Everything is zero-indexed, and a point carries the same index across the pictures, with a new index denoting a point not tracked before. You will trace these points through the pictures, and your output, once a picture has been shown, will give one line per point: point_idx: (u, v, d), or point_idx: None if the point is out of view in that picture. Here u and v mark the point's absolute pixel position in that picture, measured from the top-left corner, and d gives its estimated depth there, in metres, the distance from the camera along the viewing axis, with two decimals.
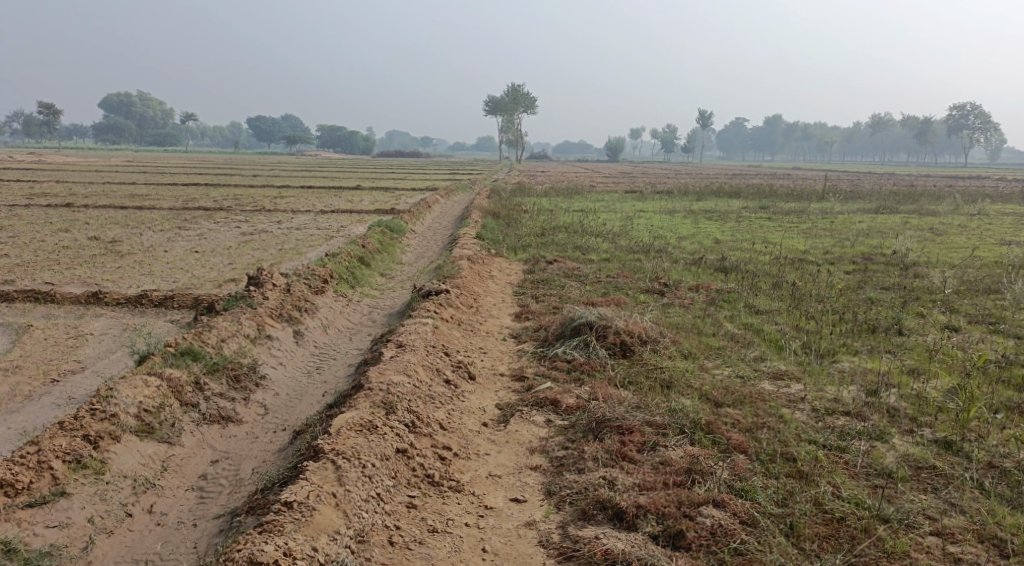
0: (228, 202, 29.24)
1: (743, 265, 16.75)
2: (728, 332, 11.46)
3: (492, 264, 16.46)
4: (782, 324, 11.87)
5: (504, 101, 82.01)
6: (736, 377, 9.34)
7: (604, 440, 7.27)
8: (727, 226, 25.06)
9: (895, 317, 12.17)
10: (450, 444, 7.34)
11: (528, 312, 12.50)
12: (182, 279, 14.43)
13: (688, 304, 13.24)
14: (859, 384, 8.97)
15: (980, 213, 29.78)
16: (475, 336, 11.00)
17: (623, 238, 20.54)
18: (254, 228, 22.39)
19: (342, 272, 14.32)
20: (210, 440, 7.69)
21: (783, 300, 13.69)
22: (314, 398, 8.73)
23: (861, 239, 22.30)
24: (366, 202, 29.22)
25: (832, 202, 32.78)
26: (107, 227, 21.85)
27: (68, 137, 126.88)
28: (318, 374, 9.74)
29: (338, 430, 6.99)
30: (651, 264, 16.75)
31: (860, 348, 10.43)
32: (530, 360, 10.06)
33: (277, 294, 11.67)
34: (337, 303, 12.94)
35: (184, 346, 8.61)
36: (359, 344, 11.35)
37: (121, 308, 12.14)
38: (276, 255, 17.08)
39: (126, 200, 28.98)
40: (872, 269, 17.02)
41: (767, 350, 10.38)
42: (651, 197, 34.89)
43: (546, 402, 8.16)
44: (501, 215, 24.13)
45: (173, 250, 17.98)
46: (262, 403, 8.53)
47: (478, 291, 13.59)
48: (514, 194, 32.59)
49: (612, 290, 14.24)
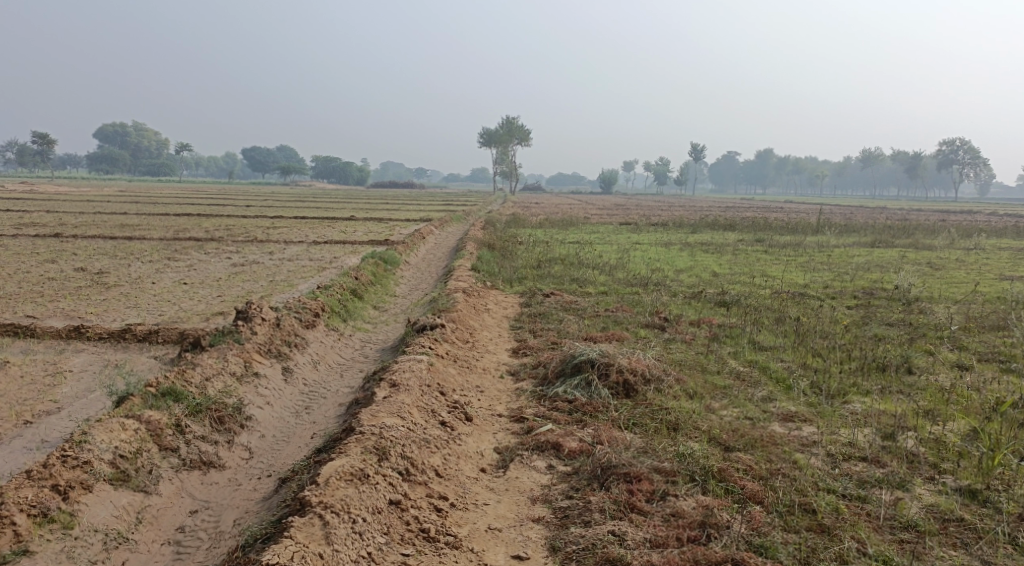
0: (220, 232, 28.87)
1: (744, 299, 16.41)
2: (733, 369, 11.07)
3: (488, 297, 16.08)
4: (788, 361, 11.49)
5: (498, 133, 82.27)
6: (744, 419, 8.92)
7: (610, 489, 6.85)
8: (725, 259, 24.78)
9: (904, 355, 11.80)
10: (446, 494, 6.90)
11: (526, 347, 12.09)
12: (169, 312, 14.00)
13: (690, 340, 12.87)
14: (874, 427, 8.57)
15: (977, 247, 29.60)
16: (471, 373, 10.57)
17: (620, 271, 20.22)
18: (245, 259, 22.00)
19: (334, 306, 13.92)
20: (190, 488, 7.23)
21: (787, 335, 13.33)
22: (302, 441, 8.28)
23: (860, 273, 22.02)
24: (360, 233, 28.89)
25: (828, 235, 32.59)
26: (95, 258, 21.44)
27: (61, 167, 126.74)
28: (306, 415, 9.28)
29: (327, 479, 6.55)
30: (650, 298, 16.40)
31: (871, 388, 10.05)
32: (529, 399, 9.62)
33: (265, 329, 11.24)
34: (328, 338, 12.52)
35: (165, 386, 8.17)
36: (351, 381, 10.91)
37: (104, 343, 11.70)
38: (266, 287, 16.68)
39: (116, 230, 28.61)
40: (875, 304, 16.69)
41: (774, 390, 9.98)
42: (647, 229, 34.66)
43: (547, 446, 7.73)
44: (496, 246, 23.81)
45: (161, 281, 17.57)
46: (247, 446, 8.07)
47: (473, 325, 13.19)
48: (509, 225, 32.33)
49: (611, 324, 13.86)
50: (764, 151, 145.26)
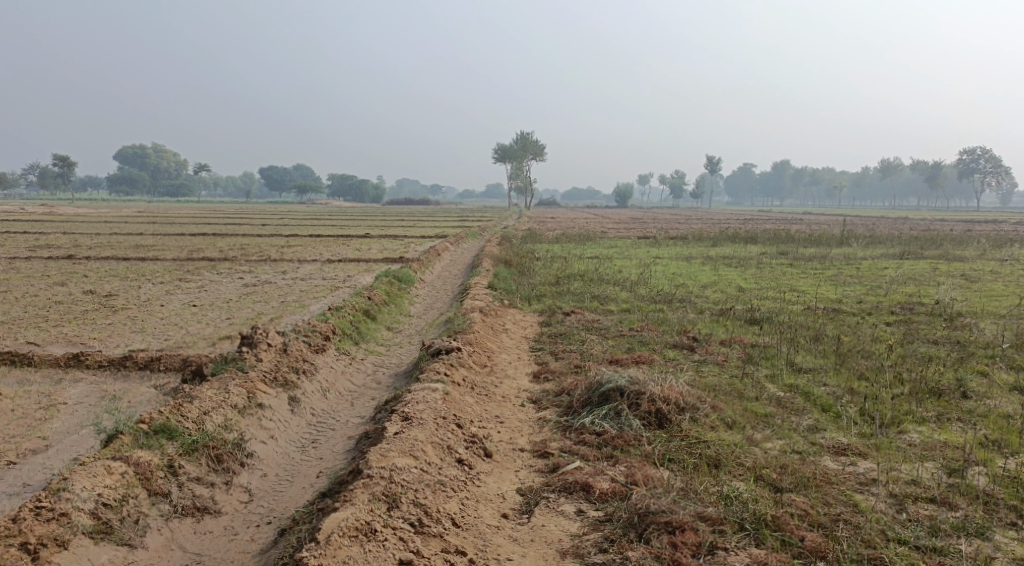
0: (233, 252, 28.34)
1: (776, 316, 15.61)
2: (772, 395, 10.33)
3: (506, 316, 15.37)
4: (833, 387, 10.81)
5: (513, 148, 81.78)
6: (792, 454, 8.29)
7: (650, 542, 6.22)
8: (750, 274, 23.95)
9: (957, 379, 11.14)
10: (464, 547, 6.17)
11: (548, 371, 11.34)
12: (174, 337, 13.33)
13: (722, 361, 12.09)
14: (937, 462, 8.07)
15: (1010, 258, 28.59)
16: (490, 402, 9.82)
17: (643, 287, 19.45)
18: (257, 279, 21.43)
19: (346, 328, 13.24)
20: (180, 538, 6.55)
21: (827, 357, 12.55)
22: (307, 481, 7.56)
23: (895, 287, 21.20)
24: (375, 251, 28.33)
25: (854, 247, 31.72)
26: (104, 280, 20.90)
27: (80, 189, 127.39)
28: (313, 450, 8.57)
29: (329, 537, 5.89)
30: (676, 316, 15.63)
31: (927, 416, 9.60)
32: (553, 431, 8.87)
33: (271, 356, 10.56)
34: (339, 363, 11.83)
35: (158, 423, 7.46)
36: (362, 411, 10.20)
37: (104, 372, 11.04)
38: (276, 308, 16.01)
39: (128, 251, 28.10)
40: (915, 320, 15.93)
41: (821, 419, 9.41)
42: (667, 243, 33.89)
43: (576, 487, 7.00)
44: (514, 262, 23.11)
45: (169, 304, 16.95)
46: (246, 487, 7.37)
47: (491, 347, 12.46)
48: (525, 240, 31.67)
49: (637, 345, 13.07)
50: (779, 163, 143.83)
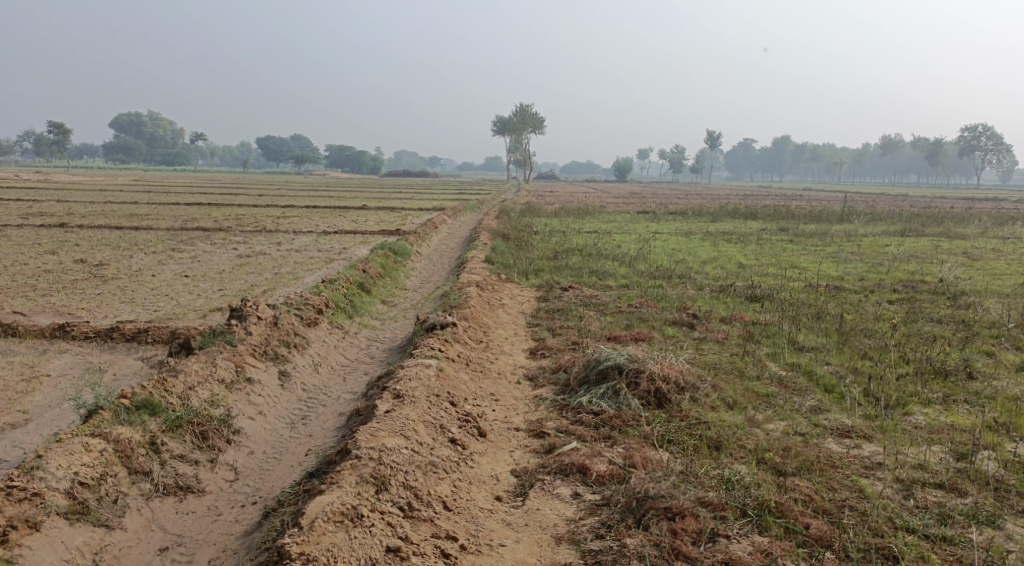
0: (228, 222, 27.99)
1: (777, 293, 15.35)
2: (774, 374, 10.11)
3: (503, 290, 15.10)
4: (835, 366, 10.59)
5: (512, 120, 81.04)
6: (795, 436, 8.07)
7: (649, 529, 6.00)
8: (750, 250, 23.67)
9: (963, 359, 10.91)
10: (455, 532, 5.96)
11: (544, 347, 11.09)
12: (163, 308, 13.04)
13: (723, 339, 11.83)
14: (944, 447, 7.87)
15: (1012, 236, 28.36)
16: (485, 379, 9.57)
17: (642, 262, 19.16)
18: (251, 250, 21.10)
19: (339, 301, 12.97)
20: (161, 519, 6.34)
21: (829, 335, 12.32)
22: (295, 459, 7.33)
23: (897, 264, 20.95)
24: (371, 222, 27.99)
25: (855, 224, 31.42)
26: (96, 249, 20.55)
27: (76, 157, 126.46)
28: (302, 426, 8.32)
29: (314, 523, 5.68)
30: (675, 292, 15.36)
31: (932, 397, 9.38)
32: (549, 410, 8.62)
33: (261, 329, 10.27)
34: (331, 336, 11.56)
35: (141, 398, 7.20)
36: (354, 386, 9.96)
37: (89, 344, 10.75)
38: (270, 280, 15.72)
39: (122, 220, 27.76)
40: (918, 299, 15.70)
41: (824, 399, 9.19)
42: (666, 218, 33.56)
43: (572, 469, 6.78)
44: (511, 236, 22.82)
45: (161, 274, 16.63)
46: (232, 465, 7.14)
47: (487, 323, 12.20)
48: (523, 214, 31.34)
49: (636, 322, 12.83)
50: (780, 138, 143.01)
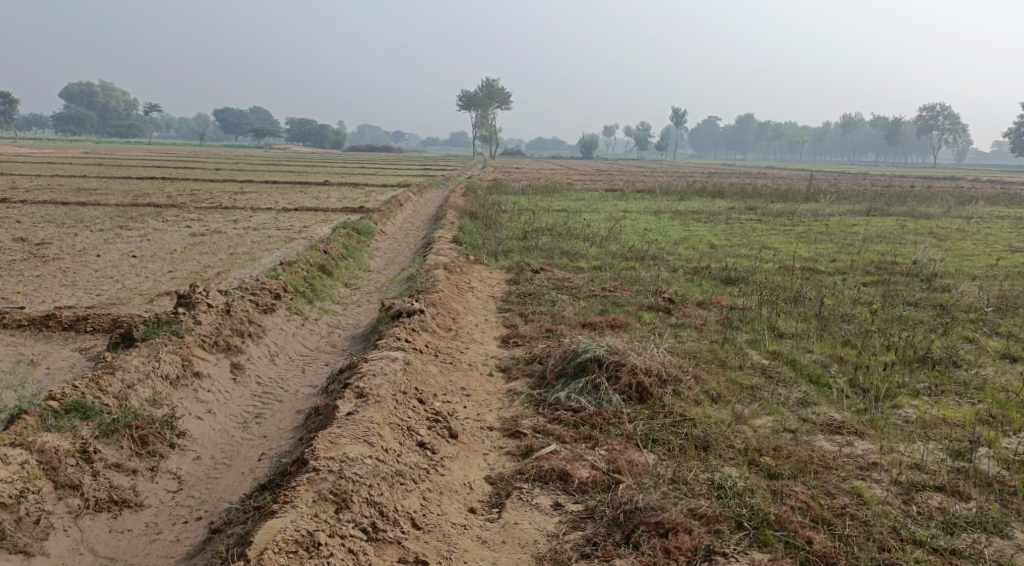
0: (183, 198, 26.88)
1: (752, 276, 14.91)
2: (757, 364, 9.63)
3: (471, 272, 14.46)
4: (819, 354, 10.13)
5: (476, 95, 79.96)
6: (784, 433, 7.55)
7: (639, 547, 5.63)
8: (720, 229, 23.26)
9: (947, 346, 10.50)
10: (425, 555, 5.47)
11: (517, 335, 10.49)
12: (107, 292, 12.15)
13: (701, 325, 11.32)
14: (940, 443, 7.41)
15: (976, 217, 28.30)
16: (455, 372, 8.95)
17: (612, 242, 18.61)
18: (206, 228, 20.16)
19: (298, 285, 12.23)
20: (92, 540, 5.78)
21: (809, 321, 11.89)
22: (246, 466, 6.73)
23: (868, 245, 20.66)
24: (334, 199, 27.11)
25: (821, 203, 31.20)
26: (40, 227, 19.47)
27: (26, 128, 122.32)
28: (256, 426, 7.66)
29: (262, 554, 5.14)
30: (648, 274, 14.81)
31: (921, 388, 8.95)
32: (524, 406, 8.04)
33: (212, 317, 9.52)
34: (289, 323, 10.84)
35: (70, 400, 6.60)
36: (313, 378, 9.28)
37: (23, 333, 9.90)
38: (225, 261, 14.88)
39: (70, 195, 26.49)
40: (893, 281, 15.35)
41: (810, 392, 8.71)
42: (633, 196, 33.09)
43: (552, 476, 6.30)
44: (478, 214, 22.13)
45: (106, 254, 15.65)
46: (175, 472, 6.55)
47: (455, 309, 11.55)
48: (490, 192, 30.65)
49: (611, 306, 12.28)
50: (744, 117, 143.89)
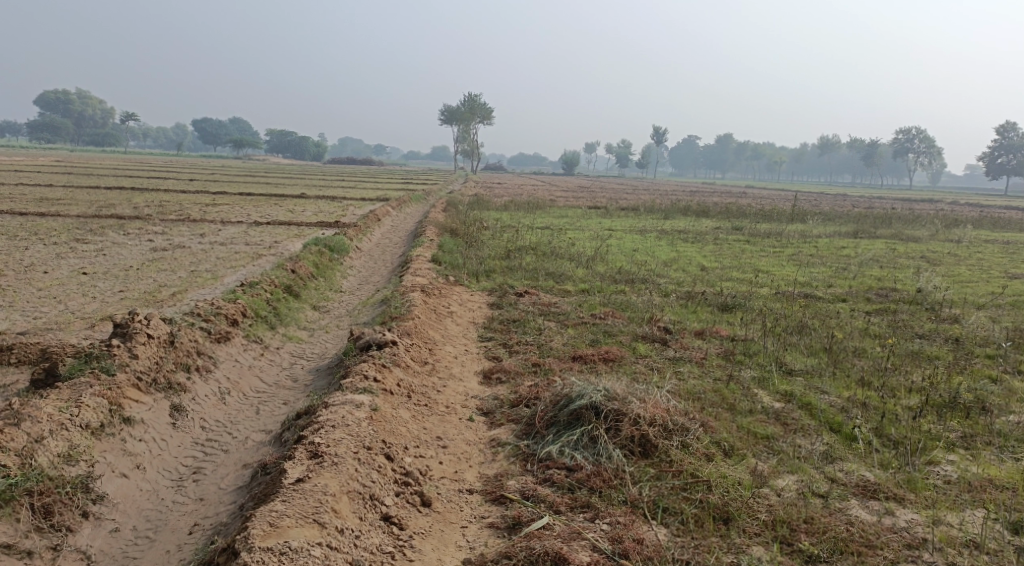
0: (149, 209, 25.55)
1: (751, 302, 13.89)
2: (771, 408, 8.56)
3: (450, 295, 13.35)
4: (835, 396, 9.10)
5: (457, 110, 78.96)
6: (813, 499, 6.48)
7: None
8: (708, 250, 22.28)
9: (975, 387, 9.50)
10: None
11: (500, 370, 9.36)
12: (45, 316, 10.87)
13: (702, 360, 10.27)
14: (994, 513, 6.38)
15: (967, 239, 27.55)
16: (430, 417, 7.81)
17: (599, 264, 17.54)
18: (170, 242, 18.89)
19: (260, 309, 11.03)
20: None
21: (818, 355, 10.88)
22: (171, 543, 5.84)
23: (864, 270, 19.73)
24: (309, 213, 25.92)
25: (808, 224, 30.34)
26: None
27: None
28: (192, 483, 6.55)
29: None
30: (640, 299, 13.75)
31: (956, 440, 7.94)
32: (511, 461, 6.92)
33: (153, 349, 8.27)
34: (246, 354, 9.65)
35: None
36: (269, 421, 8.14)
37: None
38: (183, 280, 13.64)
39: (30, 205, 25.09)
40: (898, 309, 14.38)
41: (834, 444, 7.67)
42: (617, 214, 32.15)
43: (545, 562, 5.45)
44: (458, 231, 21.00)
45: (55, 271, 14.33)
46: (83, 552, 5.72)
47: (433, 338, 10.42)
48: (471, 207, 29.51)
49: (602, 336, 11.21)
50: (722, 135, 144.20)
